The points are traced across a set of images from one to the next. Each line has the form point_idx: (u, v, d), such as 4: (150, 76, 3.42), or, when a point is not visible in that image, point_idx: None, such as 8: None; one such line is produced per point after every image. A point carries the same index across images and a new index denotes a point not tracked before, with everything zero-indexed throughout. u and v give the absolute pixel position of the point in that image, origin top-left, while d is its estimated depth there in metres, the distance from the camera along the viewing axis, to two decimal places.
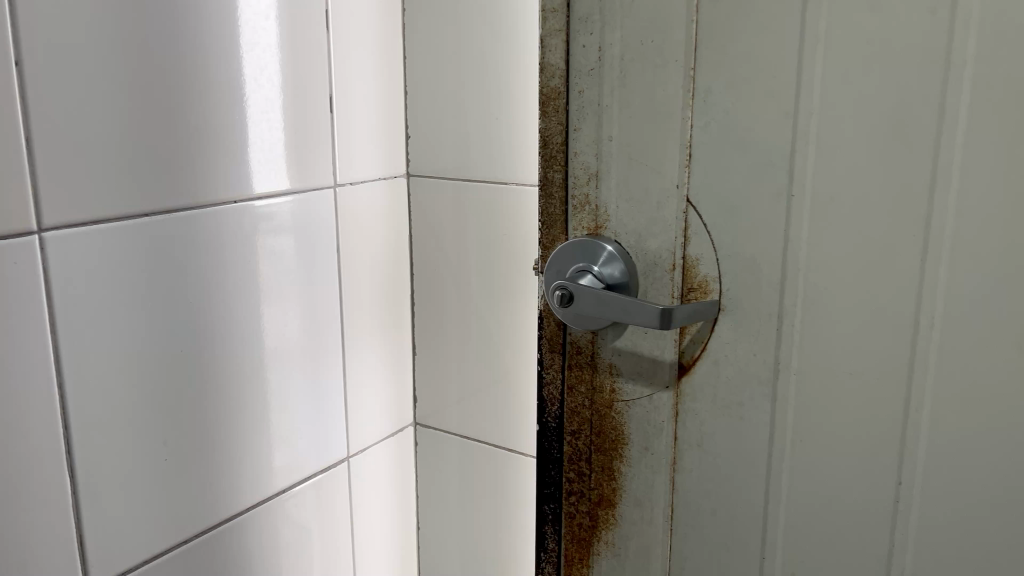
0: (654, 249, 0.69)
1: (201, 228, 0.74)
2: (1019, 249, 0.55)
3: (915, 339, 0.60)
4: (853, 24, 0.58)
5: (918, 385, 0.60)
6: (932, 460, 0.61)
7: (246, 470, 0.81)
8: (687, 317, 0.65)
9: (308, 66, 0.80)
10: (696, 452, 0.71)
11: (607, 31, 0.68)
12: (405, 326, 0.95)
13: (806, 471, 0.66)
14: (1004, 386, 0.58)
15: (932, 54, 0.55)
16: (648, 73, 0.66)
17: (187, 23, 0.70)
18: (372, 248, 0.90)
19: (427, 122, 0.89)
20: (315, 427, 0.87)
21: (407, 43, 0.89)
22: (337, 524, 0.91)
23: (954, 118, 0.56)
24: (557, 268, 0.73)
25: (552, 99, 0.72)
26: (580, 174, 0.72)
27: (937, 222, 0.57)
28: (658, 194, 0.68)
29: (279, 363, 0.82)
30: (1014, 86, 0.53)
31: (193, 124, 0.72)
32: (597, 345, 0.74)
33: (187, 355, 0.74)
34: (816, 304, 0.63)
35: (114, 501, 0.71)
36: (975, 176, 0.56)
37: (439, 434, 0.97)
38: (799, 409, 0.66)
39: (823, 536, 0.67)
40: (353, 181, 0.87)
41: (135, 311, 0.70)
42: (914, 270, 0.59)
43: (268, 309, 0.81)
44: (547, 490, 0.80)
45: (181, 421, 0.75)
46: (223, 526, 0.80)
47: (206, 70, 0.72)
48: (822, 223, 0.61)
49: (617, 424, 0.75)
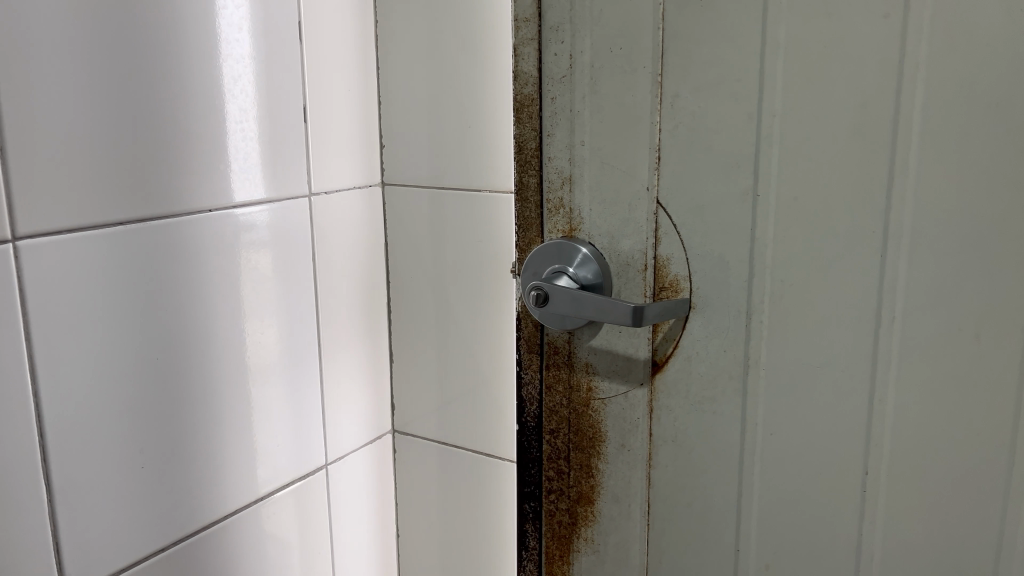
0: (626, 250, 0.72)
1: (178, 236, 0.74)
2: (973, 244, 0.58)
3: (879, 332, 0.62)
4: (811, 30, 0.60)
5: (882, 377, 0.63)
6: (897, 451, 0.63)
7: (224, 478, 0.81)
8: (659, 314, 0.67)
9: (283, 76, 0.81)
10: (671, 448, 0.73)
11: (577, 39, 0.70)
12: (383, 333, 0.96)
13: (778, 464, 0.68)
14: (964, 376, 0.60)
15: (888, 58, 0.58)
16: (618, 78, 0.69)
17: (162, 34, 0.71)
18: (349, 256, 0.91)
19: (402, 131, 0.90)
20: (295, 434, 0.87)
21: (381, 54, 0.90)
22: (318, 531, 0.91)
23: (909, 119, 0.58)
24: (534, 269, 0.75)
25: (526, 106, 0.74)
26: (555, 179, 0.74)
27: (896, 217, 0.60)
28: (629, 197, 0.70)
29: (258, 371, 0.83)
30: (964, 87, 0.56)
31: (169, 134, 0.72)
32: (574, 345, 0.76)
33: (163, 362, 0.74)
34: (782, 300, 0.65)
35: (91, 510, 0.71)
36: (931, 175, 0.58)
37: (416, 441, 0.97)
38: (769, 403, 0.67)
39: (794, 526, 0.69)
40: (328, 192, 0.87)
41: (111, 318, 0.70)
42: (875, 265, 0.61)
43: (247, 317, 0.81)
44: (527, 489, 0.82)
45: (158, 429, 0.74)
46: (200, 535, 0.79)
47: (182, 79, 0.73)
48: (787, 221, 0.64)
49: (595, 422, 0.76)
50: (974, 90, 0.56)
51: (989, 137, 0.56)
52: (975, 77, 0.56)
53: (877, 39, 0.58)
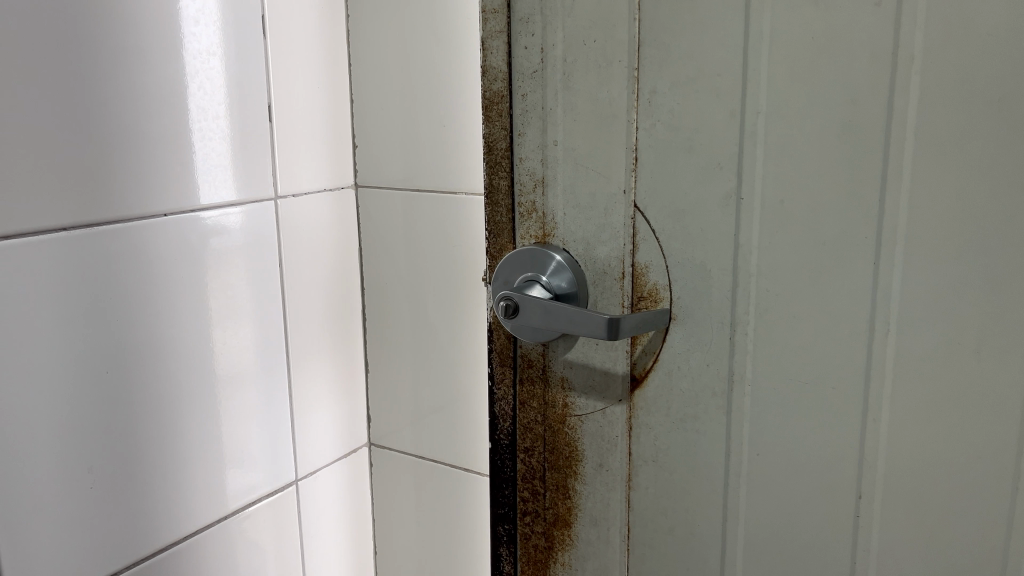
0: (603, 257, 0.67)
1: (131, 242, 0.69)
2: (974, 250, 0.53)
3: (871, 348, 0.57)
4: (797, 20, 0.56)
5: (875, 396, 0.58)
6: (893, 474, 0.58)
7: (184, 497, 0.75)
8: (637, 326, 0.63)
9: (245, 72, 0.76)
10: (651, 468, 0.68)
11: (549, 32, 0.65)
12: (358, 342, 0.92)
13: (765, 487, 0.64)
14: (965, 395, 0.55)
15: (880, 50, 0.53)
16: (592, 73, 0.64)
17: (110, 26, 0.66)
18: (321, 261, 0.86)
19: (375, 130, 0.86)
20: (264, 449, 0.83)
21: (353, 50, 0.86)
22: (290, 550, 0.87)
23: (903, 115, 0.54)
24: (505, 278, 0.71)
25: (495, 103, 0.70)
26: (527, 181, 0.69)
27: (889, 222, 0.55)
28: (605, 200, 0.66)
29: (223, 383, 0.78)
30: (964, 80, 0.51)
31: (119, 132, 0.67)
32: (549, 358, 0.72)
33: (115, 375, 0.69)
34: (767, 311, 0.61)
35: (33, 535, 0.65)
36: (928, 176, 0.54)
37: (393, 456, 0.93)
38: (755, 422, 0.63)
39: (782, 553, 0.64)
40: (297, 194, 0.83)
41: (56, 330, 0.65)
42: (868, 275, 0.56)
43: (212, 327, 0.76)
44: (501, 511, 0.78)
45: (109, 446, 0.69)
46: (158, 557, 0.74)
47: (135, 74, 0.68)
48: (772, 227, 0.59)
49: (571, 441, 0.72)
50: (975, 84, 0.51)
51: (992, 136, 0.51)
52: (976, 71, 0.51)
53: (868, 29, 0.54)
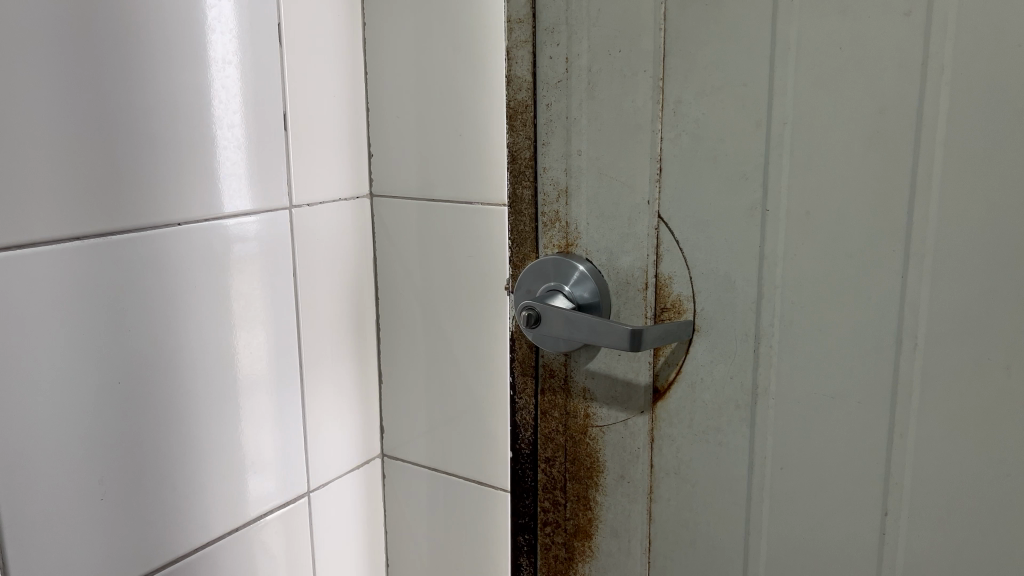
0: (626, 267, 0.68)
1: (147, 250, 0.68)
2: (1002, 263, 0.53)
3: (898, 361, 0.57)
4: (825, 29, 0.56)
5: (902, 410, 0.57)
6: (920, 489, 0.58)
7: (197, 508, 0.74)
8: (659, 338, 0.63)
9: (263, 79, 0.75)
10: (674, 480, 0.68)
11: (574, 42, 0.67)
12: (371, 352, 0.91)
13: (788, 502, 0.63)
14: (993, 409, 0.54)
15: (910, 59, 0.53)
16: (617, 83, 0.65)
17: (127, 33, 0.65)
18: (337, 271, 0.85)
19: (391, 139, 0.85)
20: (277, 459, 0.82)
21: (368, 58, 0.85)
22: (302, 562, 0.86)
23: (932, 126, 0.53)
24: (528, 287, 0.72)
25: (520, 112, 0.71)
26: (551, 190, 0.71)
27: (918, 235, 0.55)
28: (629, 210, 0.66)
29: (237, 392, 0.77)
30: (994, 90, 0.51)
31: (135, 140, 0.67)
32: (571, 368, 0.73)
33: (127, 385, 0.68)
34: (791, 324, 0.61)
35: (42, 547, 0.64)
36: (956, 188, 0.53)
37: (405, 467, 0.92)
38: (779, 436, 0.63)
39: (806, 569, 0.63)
40: (311, 203, 0.81)
41: (70, 340, 0.64)
42: (895, 289, 0.56)
43: (227, 336, 0.75)
44: (522, 521, 0.80)
45: (120, 458, 0.68)
46: (169, 569, 0.73)
47: (152, 82, 0.67)
48: (798, 239, 0.59)
49: (593, 451, 0.73)
50: (1005, 94, 0.51)
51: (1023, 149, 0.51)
52: (1007, 80, 0.51)
53: (897, 39, 0.53)
